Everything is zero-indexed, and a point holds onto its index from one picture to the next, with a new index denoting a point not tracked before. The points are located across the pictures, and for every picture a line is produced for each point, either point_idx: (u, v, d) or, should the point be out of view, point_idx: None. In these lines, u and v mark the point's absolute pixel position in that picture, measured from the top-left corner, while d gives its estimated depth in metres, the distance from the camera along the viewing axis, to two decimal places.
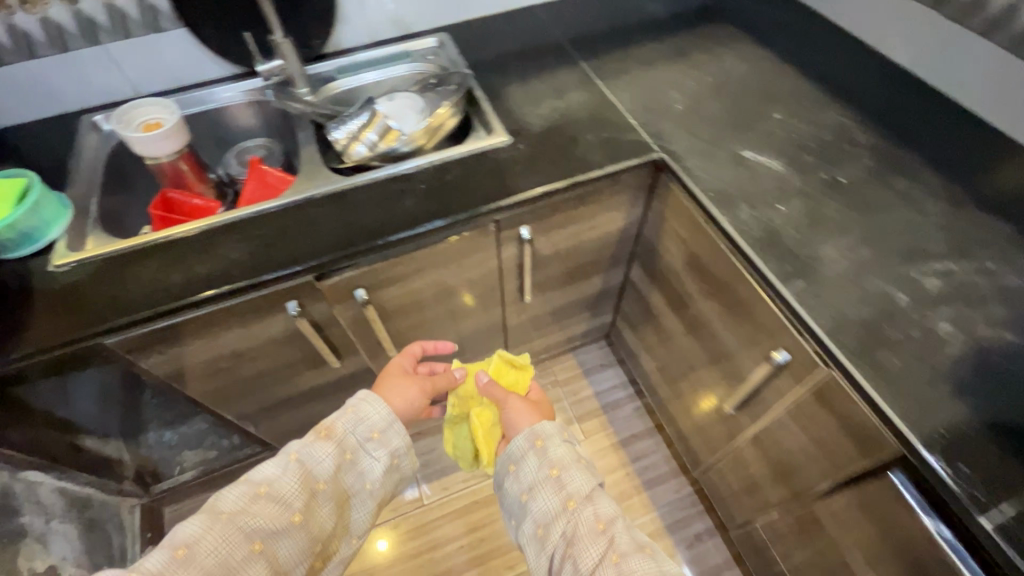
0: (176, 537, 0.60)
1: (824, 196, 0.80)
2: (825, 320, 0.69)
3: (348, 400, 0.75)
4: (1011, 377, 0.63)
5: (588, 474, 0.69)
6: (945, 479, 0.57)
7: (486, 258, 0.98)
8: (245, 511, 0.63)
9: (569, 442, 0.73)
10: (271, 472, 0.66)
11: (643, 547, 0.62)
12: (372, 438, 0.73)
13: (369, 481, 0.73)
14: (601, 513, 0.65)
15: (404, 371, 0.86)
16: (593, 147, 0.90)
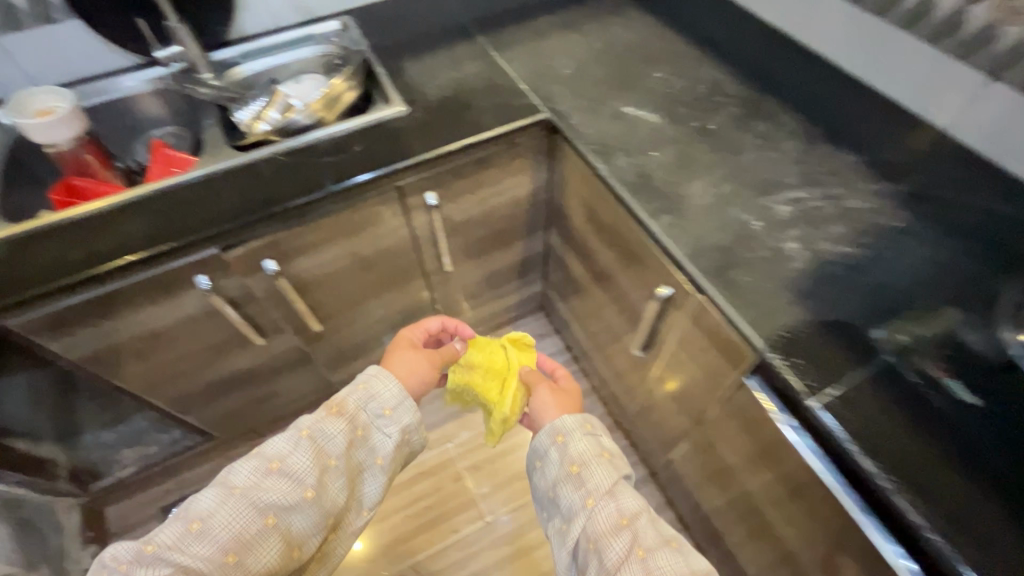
0: (193, 510, 0.61)
1: (692, 142, 0.87)
2: (686, 246, 0.74)
3: (359, 375, 0.73)
4: (847, 280, 0.69)
5: (610, 463, 0.67)
6: (782, 372, 0.62)
7: (397, 229, 1.01)
8: (259, 486, 0.62)
9: (596, 436, 0.70)
10: (284, 447, 0.65)
11: (666, 539, 0.59)
12: (383, 415, 0.72)
13: (381, 457, 0.71)
14: (627, 506, 0.62)
15: (415, 345, 0.85)
16: (484, 111, 0.94)
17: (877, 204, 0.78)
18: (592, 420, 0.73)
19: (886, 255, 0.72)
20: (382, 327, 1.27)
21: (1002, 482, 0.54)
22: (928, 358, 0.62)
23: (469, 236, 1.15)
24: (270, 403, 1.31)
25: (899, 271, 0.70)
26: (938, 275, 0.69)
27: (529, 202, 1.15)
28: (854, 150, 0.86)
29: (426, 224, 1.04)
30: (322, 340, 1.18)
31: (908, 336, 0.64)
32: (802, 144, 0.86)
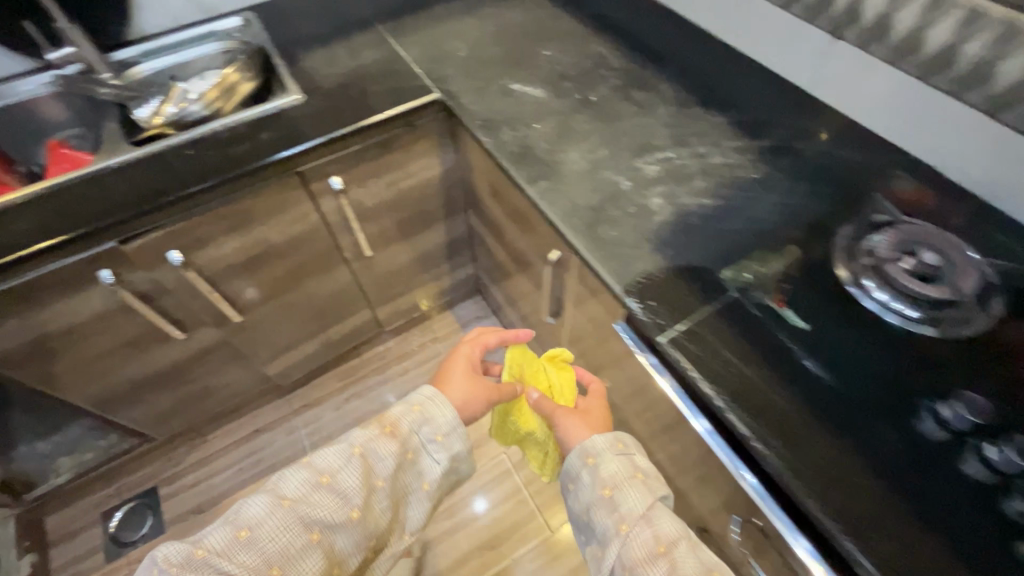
0: (243, 515, 0.63)
1: (573, 113, 0.92)
2: (559, 208, 0.79)
3: (415, 397, 0.75)
4: (702, 228, 0.75)
5: (651, 485, 0.66)
6: (636, 312, 0.67)
7: (306, 216, 1.04)
8: (308, 499, 0.65)
9: (634, 460, 0.69)
10: (336, 461, 0.67)
11: (707, 568, 0.58)
12: (434, 441, 0.73)
13: (427, 482, 0.72)
14: (663, 533, 0.61)
15: (467, 370, 0.80)
16: (378, 96, 0.98)
17: (738, 159, 0.84)
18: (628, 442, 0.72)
19: (739, 204, 0.78)
20: (311, 317, 1.29)
21: (818, 395, 0.60)
22: (768, 292, 0.68)
23: (386, 221, 1.19)
24: (206, 401, 1.32)
25: (750, 217, 0.76)
26: (784, 218, 0.76)
27: (442, 184, 1.19)
28: (723, 112, 0.92)
29: (336, 210, 1.07)
30: (249, 332, 1.20)
31: (752, 275, 0.70)
32: (675, 110, 0.92)
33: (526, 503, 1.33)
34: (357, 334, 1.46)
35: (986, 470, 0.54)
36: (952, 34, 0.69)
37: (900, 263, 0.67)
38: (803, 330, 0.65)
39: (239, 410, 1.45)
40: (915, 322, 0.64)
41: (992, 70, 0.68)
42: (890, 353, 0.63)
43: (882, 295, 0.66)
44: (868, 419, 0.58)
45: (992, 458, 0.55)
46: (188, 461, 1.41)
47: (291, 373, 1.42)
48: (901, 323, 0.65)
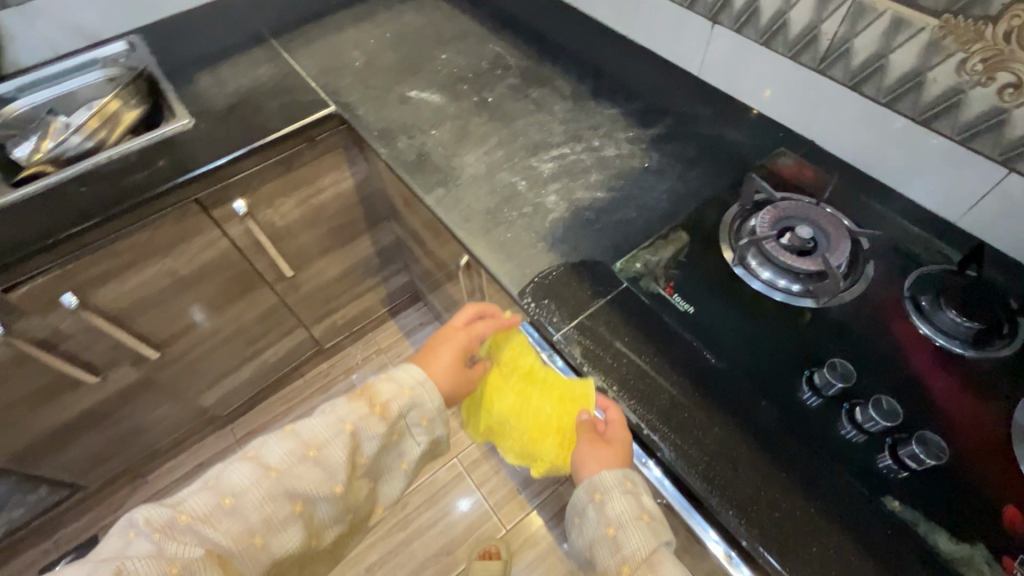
0: (225, 482, 0.58)
1: (470, 116, 0.92)
2: (456, 215, 0.79)
3: (408, 376, 0.67)
4: (596, 222, 0.76)
5: (663, 526, 0.56)
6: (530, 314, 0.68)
7: (213, 242, 1.01)
8: (292, 471, 0.59)
9: (645, 501, 0.58)
10: (322, 434, 0.62)
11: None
12: (418, 425, 0.67)
13: (405, 462, 0.68)
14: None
15: (458, 359, 0.72)
16: (273, 114, 0.96)
17: (631, 150, 0.85)
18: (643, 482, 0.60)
19: (632, 195, 0.79)
20: (240, 344, 1.25)
21: (705, 377, 0.62)
22: (657, 280, 0.69)
23: (304, 239, 1.16)
24: (139, 440, 1.27)
25: (641, 207, 0.78)
26: (675, 206, 0.77)
27: (358, 197, 1.17)
28: (618, 103, 0.93)
29: (246, 234, 1.04)
30: (173, 366, 1.16)
31: (643, 264, 0.71)
32: (570, 104, 0.93)
33: (479, 505, 1.34)
34: (295, 354, 1.43)
35: (852, 430, 0.57)
36: (811, 13, 0.73)
37: (779, 239, 0.70)
38: (689, 314, 0.66)
39: (178, 446, 1.40)
40: (797, 296, 0.68)
41: (847, 46, 0.72)
42: (771, 328, 0.65)
43: (766, 273, 0.69)
44: (751, 394, 0.61)
45: (858, 419, 0.57)
46: (129, 504, 1.36)
47: (229, 402, 1.38)
48: (784, 298, 0.68)
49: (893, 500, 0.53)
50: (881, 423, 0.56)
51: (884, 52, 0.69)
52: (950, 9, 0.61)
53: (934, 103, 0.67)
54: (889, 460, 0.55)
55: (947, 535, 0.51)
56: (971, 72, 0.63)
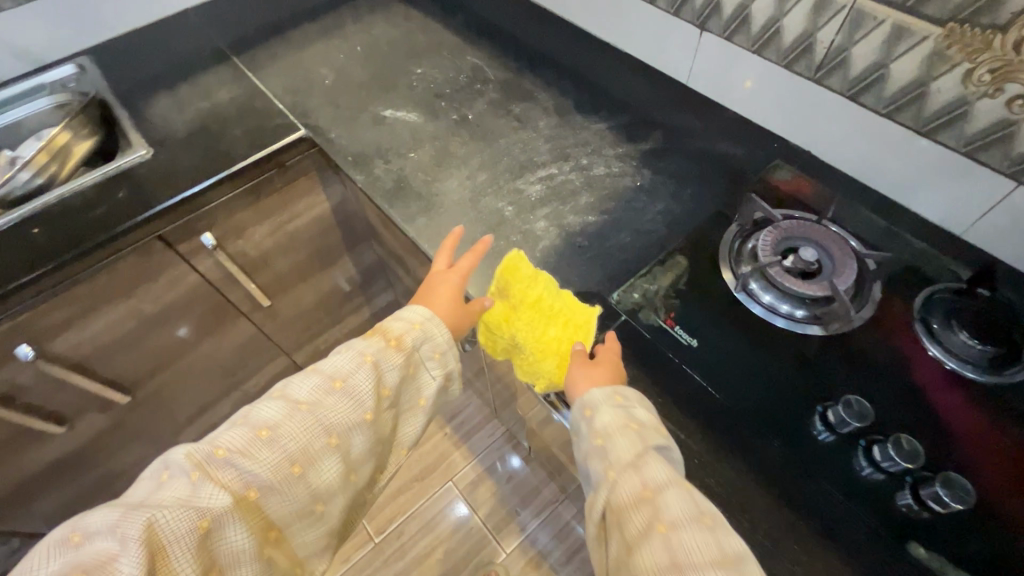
0: (254, 419, 0.51)
1: (450, 136, 0.87)
2: (440, 246, 0.74)
3: (416, 311, 0.60)
4: (588, 249, 0.72)
5: (662, 438, 0.51)
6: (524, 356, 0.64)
7: (181, 278, 0.94)
8: (320, 405, 0.53)
9: (637, 413, 0.53)
10: (346, 366, 0.55)
11: (702, 517, 0.45)
12: (433, 358, 0.60)
13: (425, 398, 0.60)
14: (657, 481, 0.47)
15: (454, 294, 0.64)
16: (239, 141, 0.90)
17: (621, 168, 0.81)
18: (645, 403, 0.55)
19: (625, 218, 0.75)
20: (217, 377, 1.19)
21: (714, 417, 0.58)
22: (657, 311, 0.65)
23: (280, 267, 1.10)
24: (114, 484, 1.20)
25: (636, 231, 0.74)
26: (670, 228, 0.74)
27: (336, 220, 1.11)
28: (605, 117, 0.88)
29: (217, 267, 0.98)
30: (146, 407, 1.09)
31: (641, 294, 0.67)
32: (555, 120, 0.88)
33: (477, 529, 1.30)
34: (277, 382, 1.37)
35: (870, 470, 0.54)
36: (805, 22, 0.69)
37: (783, 261, 0.66)
38: (692, 348, 0.62)
39: None
40: (802, 323, 0.64)
41: (845, 56, 0.68)
42: (778, 359, 0.61)
43: (768, 297, 0.65)
44: (764, 435, 0.57)
45: (877, 459, 0.54)
46: None
47: (209, 436, 1.32)
48: (787, 325, 0.64)
49: (918, 545, 0.50)
50: (903, 465, 0.52)
51: (885, 62, 0.65)
52: (956, 18, 0.58)
53: (937, 115, 0.64)
54: (910, 499, 0.52)
55: None
56: (978, 83, 0.60)
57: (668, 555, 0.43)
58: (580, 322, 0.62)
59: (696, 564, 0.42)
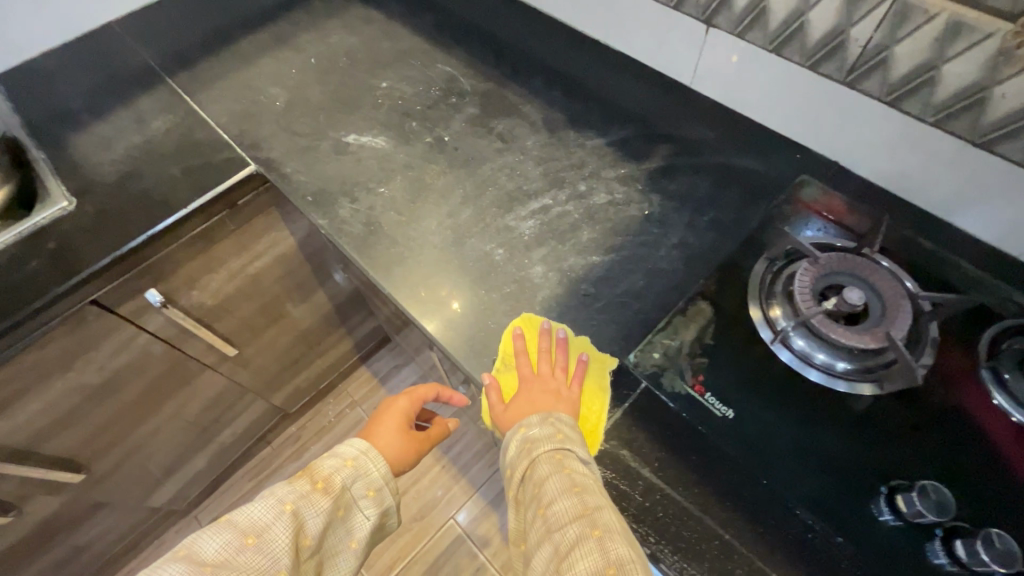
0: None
1: (424, 164, 0.75)
2: (421, 304, 0.63)
3: (347, 448, 0.60)
4: (595, 298, 0.62)
5: (554, 444, 0.50)
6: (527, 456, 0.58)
7: (128, 341, 0.82)
8: (227, 565, 0.49)
9: (534, 432, 0.52)
10: (262, 518, 0.52)
11: (572, 486, 0.47)
12: (367, 496, 0.58)
13: (357, 540, 0.57)
14: (541, 478, 0.49)
15: (400, 427, 0.67)
16: (178, 182, 0.77)
17: (625, 193, 0.70)
18: (555, 417, 0.52)
19: (634, 256, 0.65)
20: (187, 434, 1.08)
21: (761, 509, 0.50)
22: (683, 375, 0.55)
23: (245, 311, 0.98)
24: (80, 558, 1.09)
25: (649, 271, 0.64)
26: (687, 265, 0.64)
27: (302, 255, 1.00)
28: (601, 131, 0.77)
29: (169, 324, 0.86)
30: (107, 478, 0.98)
31: (662, 352, 0.57)
32: (544, 138, 0.76)
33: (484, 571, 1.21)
34: (256, 427, 1.26)
35: (947, 562, 0.46)
36: (837, 16, 0.58)
37: (823, 303, 0.57)
38: (727, 421, 0.53)
39: (134, 548, 1.22)
40: (843, 375, 0.55)
41: (885, 54, 0.58)
42: (831, 430, 0.52)
43: (803, 344, 0.57)
44: (821, 529, 0.48)
45: (959, 555, 0.45)
46: None
47: (186, 493, 1.21)
48: (825, 378, 0.55)
49: None
50: (994, 568, 0.43)
51: (936, 63, 0.55)
52: None
53: (1000, 123, 0.54)
54: None
55: None
56: None
57: (546, 530, 0.46)
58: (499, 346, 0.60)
59: (563, 526, 0.45)
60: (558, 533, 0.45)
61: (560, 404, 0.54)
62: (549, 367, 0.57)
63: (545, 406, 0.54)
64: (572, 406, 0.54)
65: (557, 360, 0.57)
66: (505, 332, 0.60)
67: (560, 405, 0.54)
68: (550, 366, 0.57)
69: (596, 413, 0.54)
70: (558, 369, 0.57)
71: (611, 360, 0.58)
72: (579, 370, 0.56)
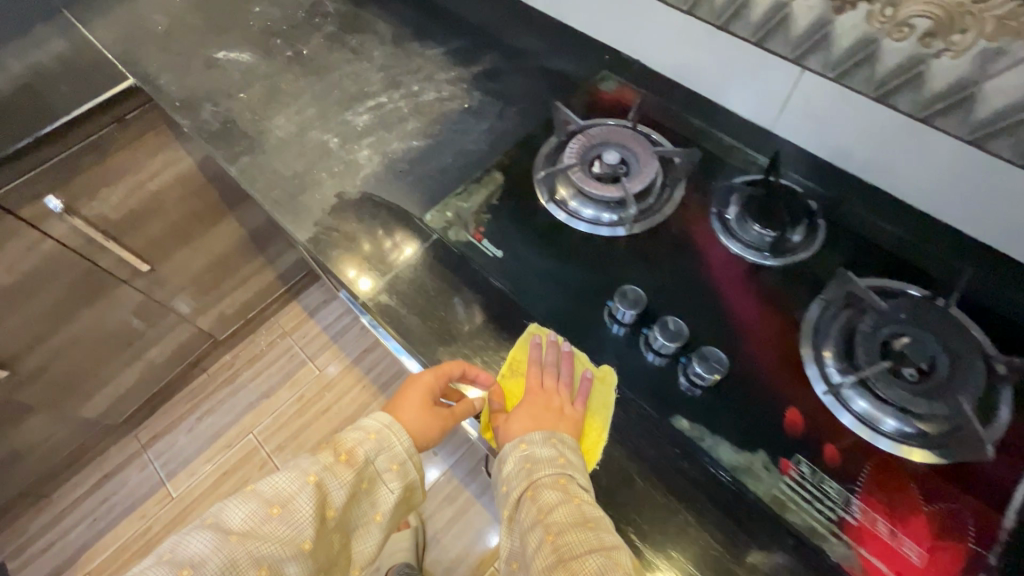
0: (182, 554, 0.50)
1: (281, 73, 0.84)
2: (260, 183, 0.73)
3: (369, 422, 0.60)
4: (409, 172, 0.72)
5: (557, 468, 0.50)
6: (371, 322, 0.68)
7: (34, 246, 0.93)
8: (254, 532, 0.52)
9: (535, 451, 0.52)
10: (288, 488, 0.54)
11: (584, 520, 0.46)
12: (390, 470, 0.58)
13: (381, 513, 0.57)
14: (547, 504, 0.48)
15: (424, 402, 0.60)
16: (64, 95, 0.87)
17: (451, 91, 0.80)
18: (558, 438, 0.52)
19: (447, 140, 0.75)
20: (112, 348, 1.19)
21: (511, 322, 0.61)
22: (466, 228, 0.66)
23: (153, 228, 1.09)
24: (23, 463, 1.20)
25: (457, 151, 0.73)
26: (491, 146, 0.73)
27: (203, 178, 1.09)
28: (441, 42, 0.86)
29: (74, 233, 0.96)
30: (35, 381, 1.09)
31: (454, 212, 0.67)
32: (391, 50, 0.86)
33: None
34: (186, 350, 1.38)
35: (654, 355, 0.56)
36: None
37: (588, 168, 0.67)
38: (496, 260, 0.63)
39: (77, 460, 1.34)
40: (607, 224, 0.65)
41: None
42: (582, 264, 0.63)
43: (574, 204, 0.66)
44: (552, 334, 0.59)
45: (655, 345, 0.56)
46: (32, 528, 1.30)
47: (121, 407, 1.32)
48: (595, 229, 0.65)
49: (683, 419, 0.53)
50: (667, 345, 0.55)
51: None
52: None
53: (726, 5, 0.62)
54: (686, 381, 0.54)
55: (730, 447, 0.51)
56: None
57: (557, 558, 0.45)
58: (511, 352, 0.59)
59: (576, 555, 0.45)
60: (574, 563, 0.44)
61: (563, 423, 0.54)
62: (554, 381, 0.56)
63: (546, 422, 0.54)
64: (574, 426, 0.54)
65: (564, 375, 0.57)
66: (522, 340, 0.59)
67: (564, 423, 0.54)
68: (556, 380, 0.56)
69: (596, 433, 0.54)
70: (563, 385, 0.56)
71: (612, 375, 0.56)
72: (585, 390, 0.55)
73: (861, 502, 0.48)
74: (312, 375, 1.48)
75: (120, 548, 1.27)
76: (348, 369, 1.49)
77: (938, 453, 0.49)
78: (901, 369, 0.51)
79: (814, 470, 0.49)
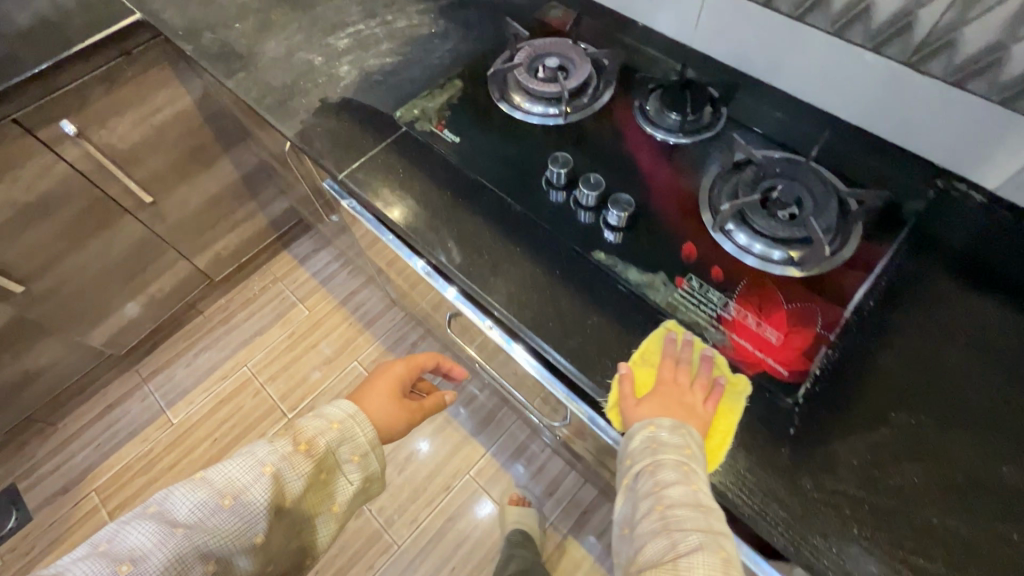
0: (119, 546, 0.50)
1: (272, 7, 0.96)
2: (254, 93, 0.85)
3: (332, 413, 0.63)
4: (383, 81, 0.84)
5: (682, 455, 0.51)
6: (360, 214, 0.78)
7: (49, 167, 1.03)
8: (203, 523, 0.53)
9: (662, 435, 0.53)
10: (241, 479, 0.55)
11: (697, 503, 0.48)
12: (351, 461, 0.62)
13: (338, 504, 0.62)
14: (664, 480, 0.50)
15: (393, 391, 0.71)
16: (77, 29, 0.98)
17: (420, 19, 0.92)
18: (687, 430, 0.53)
19: (417, 56, 0.87)
20: (116, 279, 1.29)
21: (466, 191, 0.74)
22: (430, 121, 0.77)
23: (155, 163, 1.20)
24: (33, 386, 1.30)
25: (424, 65, 0.85)
26: (453, 61, 0.85)
27: (201, 115, 1.21)
28: None
29: (86, 158, 1.07)
30: (47, 302, 1.19)
31: (420, 110, 0.79)
32: None
33: None
34: (184, 289, 1.48)
35: (584, 212, 0.68)
36: None
37: (534, 72, 0.79)
38: (454, 143, 0.74)
39: (83, 391, 1.44)
40: (553, 116, 0.77)
41: None
42: (528, 148, 0.74)
43: (525, 102, 0.78)
44: (500, 194, 0.72)
45: (584, 203, 0.68)
46: (41, 452, 1.39)
47: (123, 339, 1.43)
48: (543, 120, 0.77)
49: (601, 254, 0.65)
50: (588, 194, 0.67)
51: None
52: None
53: None
54: (611, 228, 0.66)
55: (637, 270, 0.63)
56: None
57: (661, 525, 0.48)
58: (646, 342, 0.60)
59: (683, 530, 0.47)
60: (676, 533, 0.47)
61: (692, 418, 0.54)
62: (688, 379, 0.56)
63: (676, 414, 0.55)
64: (702, 425, 0.54)
65: (697, 372, 0.57)
66: (657, 334, 0.60)
67: (693, 420, 0.54)
68: (690, 376, 0.57)
69: (722, 435, 0.54)
70: (698, 384, 0.56)
71: (745, 383, 0.56)
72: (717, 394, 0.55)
73: (737, 303, 0.60)
74: (302, 314, 1.59)
75: (124, 468, 1.38)
76: (335, 309, 1.60)
77: (796, 267, 0.62)
78: (776, 212, 0.64)
79: (702, 284, 0.62)
